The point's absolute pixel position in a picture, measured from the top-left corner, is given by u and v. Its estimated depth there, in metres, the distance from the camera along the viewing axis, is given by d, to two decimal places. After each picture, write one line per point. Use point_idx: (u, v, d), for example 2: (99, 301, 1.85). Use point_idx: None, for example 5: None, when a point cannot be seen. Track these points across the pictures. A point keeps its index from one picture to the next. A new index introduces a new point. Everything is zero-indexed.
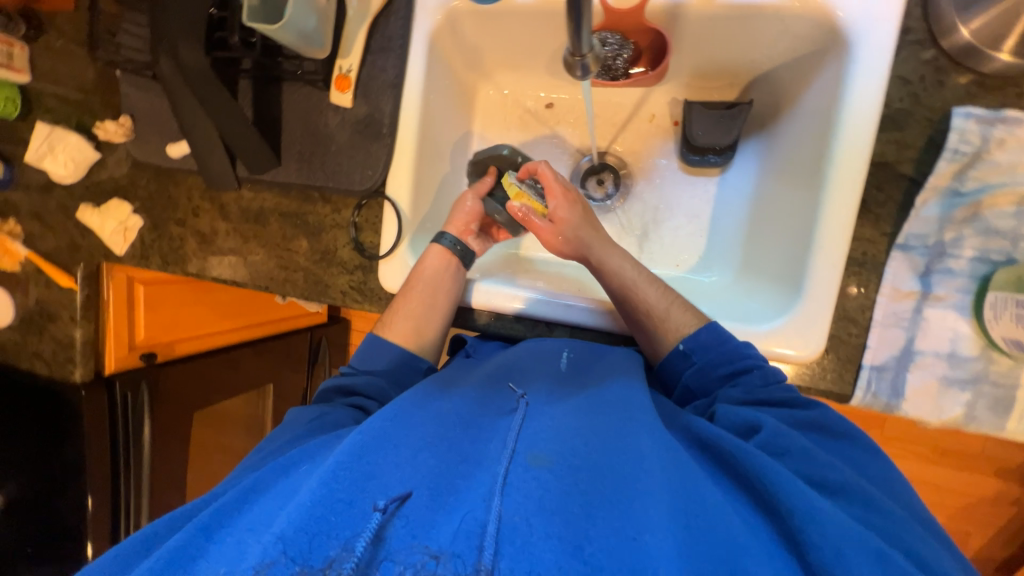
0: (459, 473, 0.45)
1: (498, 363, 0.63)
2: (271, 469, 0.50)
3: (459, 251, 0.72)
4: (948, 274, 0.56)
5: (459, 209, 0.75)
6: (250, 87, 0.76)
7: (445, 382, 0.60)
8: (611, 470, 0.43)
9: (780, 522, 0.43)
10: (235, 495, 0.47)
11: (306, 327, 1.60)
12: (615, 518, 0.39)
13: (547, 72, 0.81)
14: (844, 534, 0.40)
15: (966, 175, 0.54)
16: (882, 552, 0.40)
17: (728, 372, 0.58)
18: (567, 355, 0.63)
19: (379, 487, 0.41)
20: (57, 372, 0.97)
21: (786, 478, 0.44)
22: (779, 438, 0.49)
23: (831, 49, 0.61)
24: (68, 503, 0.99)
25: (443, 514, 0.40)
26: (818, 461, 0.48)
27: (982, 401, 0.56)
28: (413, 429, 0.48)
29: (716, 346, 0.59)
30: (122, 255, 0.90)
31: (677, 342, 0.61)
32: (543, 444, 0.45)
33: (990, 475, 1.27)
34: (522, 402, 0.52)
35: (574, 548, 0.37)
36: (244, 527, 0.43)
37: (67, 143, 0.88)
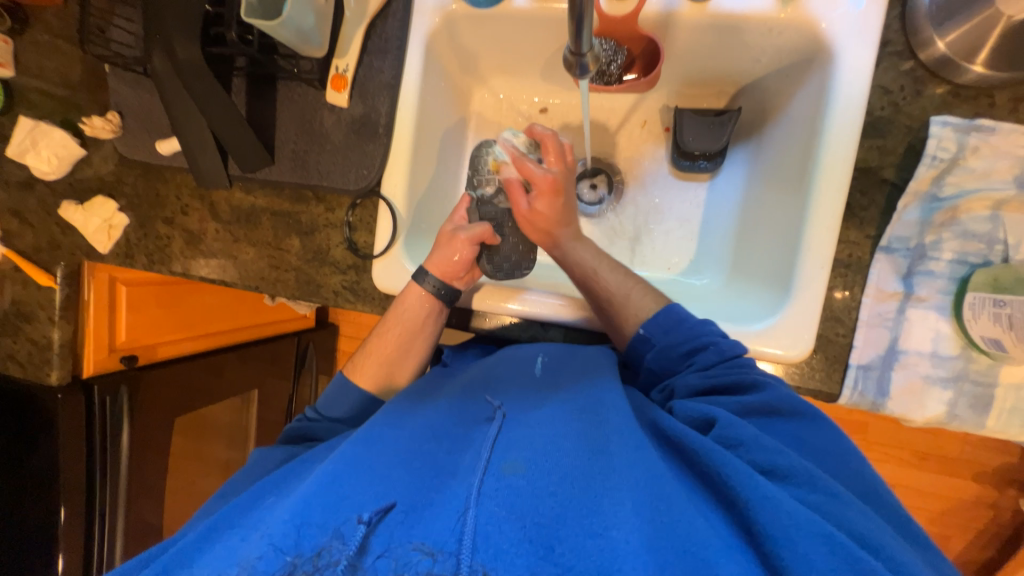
0: (433, 484, 0.43)
1: (475, 374, 0.63)
2: (235, 508, 0.49)
3: (442, 294, 0.69)
4: (929, 275, 0.58)
5: (448, 252, 0.68)
6: (244, 85, 0.76)
7: (421, 400, 0.59)
8: (580, 470, 0.42)
9: (740, 517, 0.41)
10: (197, 536, 0.46)
11: (293, 331, 1.58)
12: (585, 516, 0.38)
13: (542, 78, 0.82)
14: (796, 521, 0.38)
15: (944, 181, 0.57)
16: (828, 533, 0.37)
17: (685, 353, 0.59)
18: (542, 360, 0.62)
19: (352, 504, 0.40)
20: (31, 375, 0.94)
21: (738, 468, 0.42)
22: (730, 428, 0.47)
23: (815, 60, 0.63)
24: (39, 511, 0.94)
25: (418, 527, 0.38)
26: (769, 447, 0.46)
27: (963, 399, 0.58)
28: (388, 446, 0.48)
29: (675, 327, 0.60)
30: (106, 254, 0.88)
31: (636, 329, 0.62)
32: (518, 451, 0.44)
33: (968, 479, 1.30)
34: (498, 414, 0.51)
35: (545, 551, 0.36)
36: (206, 558, 0.40)
37: (50, 139, 0.85)
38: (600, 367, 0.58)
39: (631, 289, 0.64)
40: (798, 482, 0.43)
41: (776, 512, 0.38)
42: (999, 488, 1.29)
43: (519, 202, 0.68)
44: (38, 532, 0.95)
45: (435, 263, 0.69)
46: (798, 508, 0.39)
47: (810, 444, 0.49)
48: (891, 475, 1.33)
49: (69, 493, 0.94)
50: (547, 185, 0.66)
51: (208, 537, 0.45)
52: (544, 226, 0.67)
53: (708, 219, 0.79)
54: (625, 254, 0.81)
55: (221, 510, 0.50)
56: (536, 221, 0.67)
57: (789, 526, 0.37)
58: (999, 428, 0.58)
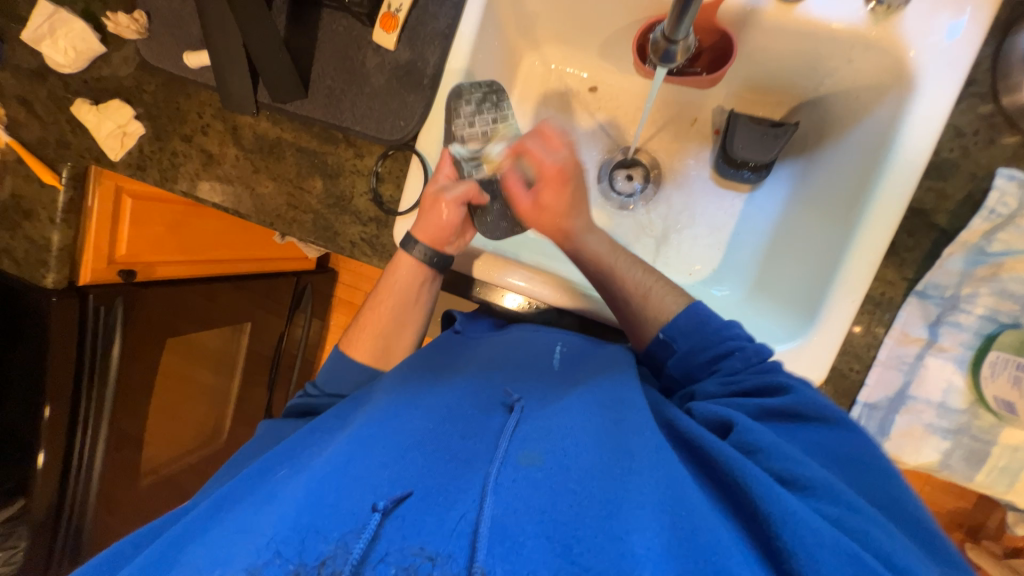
0: (450, 471, 0.42)
1: (493, 355, 0.61)
2: (246, 479, 0.48)
3: (435, 262, 0.68)
4: (956, 326, 0.58)
5: (434, 215, 0.66)
6: (286, 6, 0.71)
7: (434, 375, 0.58)
8: (599, 469, 0.41)
9: (759, 530, 0.41)
10: (210, 505, 0.45)
11: (293, 272, 1.55)
12: (602, 517, 0.37)
13: (599, 54, 0.78)
14: (821, 539, 0.38)
15: (994, 236, 0.56)
16: (855, 553, 0.37)
17: (708, 360, 0.59)
18: (560, 350, 0.62)
19: (366, 487, 0.40)
20: (27, 275, 0.92)
21: (760, 477, 0.42)
22: (748, 434, 0.48)
23: (893, 87, 0.60)
24: (25, 409, 0.94)
25: (431, 514, 0.37)
26: (787, 455, 0.46)
27: (958, 452, 0.59)
28: (402, 429, 0.47)
29: (695, 330, 0.60)
30: (116, 162, 0.84)
31: (655, 331, 0.62)
32: (534, 443, 0.44)
33: None
34: (516, 405, 0.49)
35: (562, 548, 0.35)
36: (219, 530, 0.40)
37: (69, 28, 0.80)
38: (619, 364, 0.58)
39: (649, 288, 0.64)
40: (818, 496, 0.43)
41: (798, 528, 0.38)
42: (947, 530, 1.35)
43: (520, 195, 0.66)
44: (20, 429, 0.95)
45: (425, 228, 0.67)
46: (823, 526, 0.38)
47: (835, 454, 0.49)
48: None
49: (54, 397, 0.94)
50: (556, 176, 0.65)
51: (221, 506, 0.44)
52: (551, 220, 0.66)
53: (741, 231, 0.77)
54: (649, 252, 0.80)
55: (230, 483, 0.48)
56: (541, 214, 0.66)
57: (811, 541, 0.37)
58: (986, 484, 0.59)
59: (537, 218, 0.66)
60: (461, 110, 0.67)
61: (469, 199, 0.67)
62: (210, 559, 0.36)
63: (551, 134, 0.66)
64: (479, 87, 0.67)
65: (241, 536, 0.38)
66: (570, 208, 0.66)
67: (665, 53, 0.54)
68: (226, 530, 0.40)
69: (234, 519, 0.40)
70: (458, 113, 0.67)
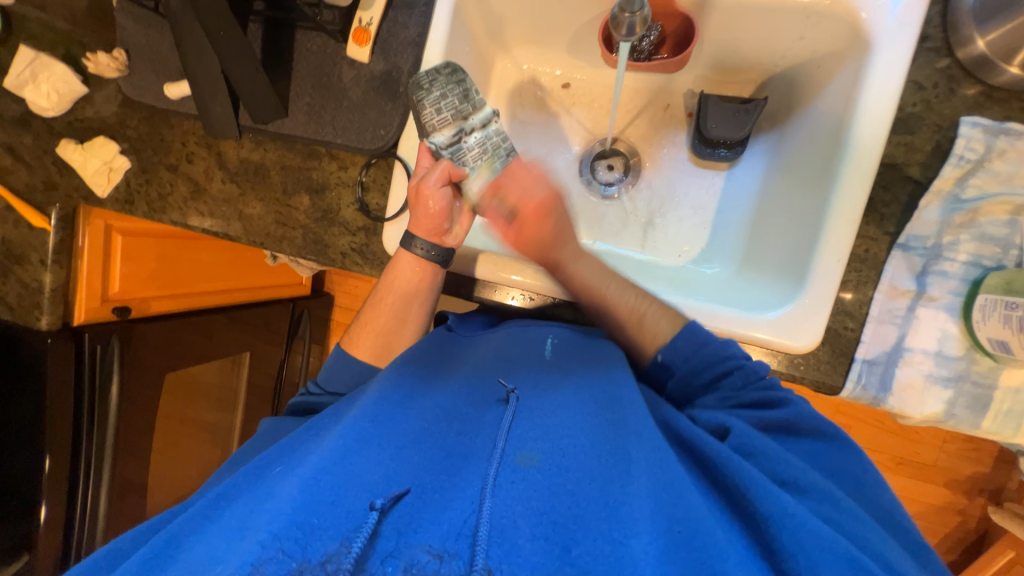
0: (448, 468, 0.43)
1: (488, 352, 0.61)
2: (245, 474, 0.48)
3: (435, 257, 0.67)
4: (942, 275, 0.59)
5: (423, 205, 0.65)
6: (261, 30, 0.74)
7: (429, 369, 0.58)
8: (596, 470, 0.42)
9: (756, 530, 0.42)
10: (205, 504, 0.45)
11: (288, 298, 1.55)
12: (603, 518, 0.37)
13: (567, 51, 0.80)
14: (818, 539, 0.39)
15: (967, 182, 0.57)
16: (852, 555, 0.39)
17: (708, 380, 0.59)
18: (551, 342, 0.61)
19: (362, 484, 0.39)
20: (20, 318, 0.92)
21: (761, 481, 0.43)
22: (747, 439, 0.49)
23: (852, 51, 0.62)
24: (25, 456, 0.93)
25: (429, 514, 0.38)
26: (784, 461, 0.47)
27: (962, 399, 0.59)
28: (396, 427, 0.47)
29: (694, 353, 0.58)
30: (104, 198, 0.85)
31: (654, 353, 0.61)
32: (531, 442, 0.44)
33: (941, 486, 1.34)
34: (512, 396, 0.49)
35: (560, 550, 0.35)
36: (218, 527, 0.40)
37: (51, 72, 0.81)
38: (611, 358, 0.58)
39: (645, 311, 0.62)
40: (816, 496, 0.45)
41: (797, 531, 0.39)
42: (967, 495, 1.34)
43: (501, 226, 0.65)
44: (22, 478, 0.94)
45: (419, 224, 0.66)
46: (821, 527, 0.40)
47: (822, 460, 0.52)
48: None
49: (54, 442, 0.93)
50: (535, 213, 0.62)
51: (218, 505, 0.44)
52: (537, 251, 0.63)
53: (724, 210, 0.79)
54: (637, 239, 0.81)
55: (230, 478, 0.48)
56: (526, 244, 0.63)
57: (810, 545, 0.39)
58: (994, 430, 0.59)
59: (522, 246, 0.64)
60: (426, 99, 0.66)
61: (451, 177, 0.65)
62: (207, 561, 0.36)
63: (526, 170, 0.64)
64: (435, 70, 0.66)
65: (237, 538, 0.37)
66: (555, 237, 0.63)
67: (625, 26, 0.58)
68: (222, 532, 0.39)
69: (232, 517, 0.40)
70: (423, 103, 0.66)
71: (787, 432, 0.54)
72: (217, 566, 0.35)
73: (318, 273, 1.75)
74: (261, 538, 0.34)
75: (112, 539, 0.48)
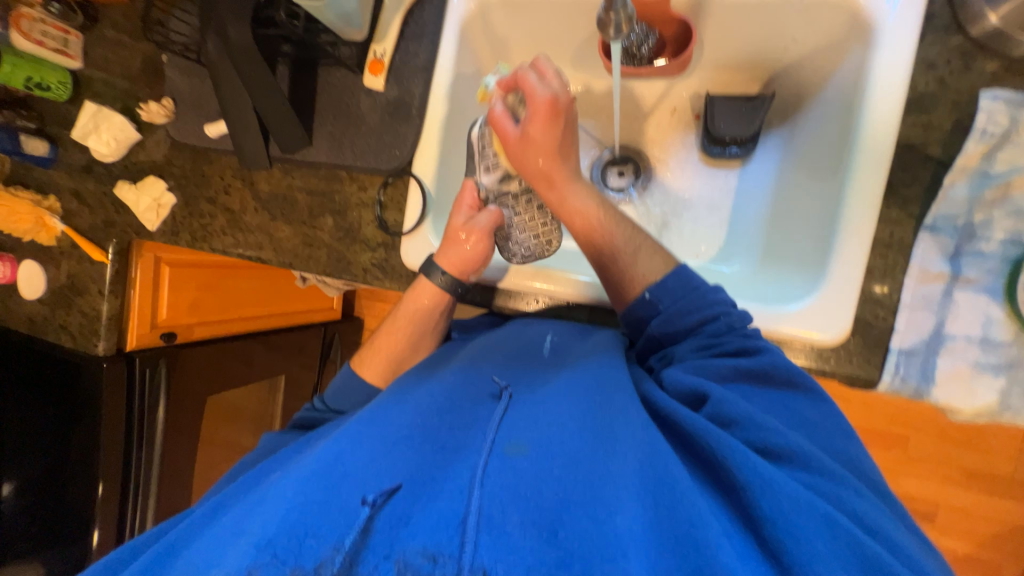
0: (439, 461, 0.44)
1: (478, 351, 0.63)
2: (240, 486, 0.52)
3: (457, 292, 0.71)
4: (979, 256, 0.55)
5: (461, 246, 0.69)
6: (288, 70, 0.81)
7: (425, 374, 0.60)
8: (582, 454, 0.42)
9: (737, 500, 0.40)
10: (205, 514, 0.48)
11: (321, 322, 1.61)
12: (587, 501, 0.38)
13: (571, 65, 0.83)
14: (797, 507, 0.37)
15: (995, 158, 0.54)
16: (832, 519, 0.37)
17: (694, 324, 0.56)
18: (550, 339, 0.63)
19: (353, 483, 0.40)
20: (80, 347, 1.00)
21: (738, 449, 0.41)
22: (724, 407, 0.46)
23: (855, 37, 0.62)
24: (81, 476, 1.00)
25: (420, 505, 0.38)
26: (764, 426, 0.45)
27: (1017, 389, 0.54)
28: (391, 424, 0.48)
29: (683, 293, 0.57)
30: (154, 231, 0.93)
31: (642, 292, 0.59)
32: (521, 431, 0.44)
33: (1022, 502, 1.20)
34: (505, 393, 0.50)
35: (548, 535, 0.36)
36: (215, 534, 0.42)
37: (111, 123, 0.92)
38: (607, 345, 0.58)
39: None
40: (800, 464, 0.43)
41: (778, 499, 0.38)
42: None
43: (508, 129, 0.63)
44: (78, 498, 1.00)
45: (448, 258, 0.70)
46: (798, 490, 0.39)
47: (806, 420, 0.49)
48: (932, 493, 1.25)
49: (107, 463, 0.99)
50: (545, 110, 0.60)
51: (213, 516, 0.47)
52: (536, 159, 0.62)
53: (739, 207, 0.77)
54: (652, 240, 0.80)
55: (228, 489, 0.52)
56: (528, 149, 0.62)
57: (792, 515, 0.37)
58: None
59: (523, 150, 0.62)
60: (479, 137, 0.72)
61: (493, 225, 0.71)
62: (208, 563, 0.37)
63: (545, 68, 0.62)
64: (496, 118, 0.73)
65: (235, 540, 0.38)
66: (559, 147, 0.61)
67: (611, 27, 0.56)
68: (224, 533, 0.41)
69: (229, 523, 0.42)
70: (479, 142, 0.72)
71: (762, 383, 0.52)
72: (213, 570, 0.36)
73: (348, 298, 1.81)
74: (255, 544, 0.36)
75: (124, 544, 0.51)
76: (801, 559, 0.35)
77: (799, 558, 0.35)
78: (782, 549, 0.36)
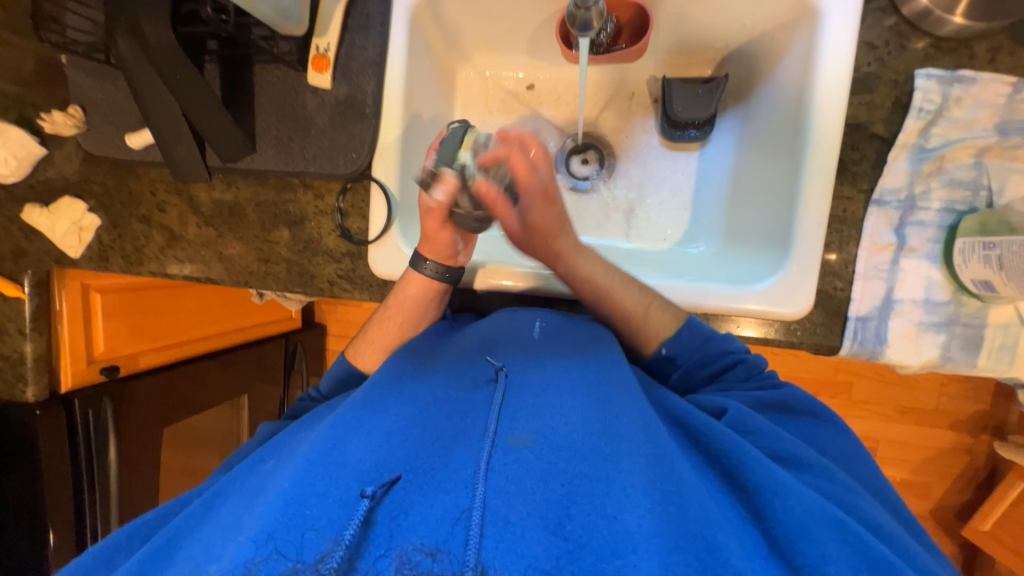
0: (437, 449, 0.42)
1: (475, 337, 0.61)
2: (235, 474, 0.48)
3: (446, 276, 0.67)
4: (919, 225, 0.61)
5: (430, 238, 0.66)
6: (218, 69, 0.73)
7: (420, 360, 0.58)
8: (587, 447, 0.41)
9: (747, 499, 0.43)
10: (202, 502, 0.45)
11: (281, 333, 1.52)
12: (596, 496, 0.38)
13: (527, 52, 0.80)
14: (808, 508, 0.40)
15: (930, 132, 0.60)
16: (842, 522, 0.40)
17: (712, 372, 0.60)
18: (540, 325, 0.62)
19: (351, 473, 0.39)
20: (5, 394, 0.88)
21: (754, 455, 0.45)
22: (746, 418, 0.51)
23: (802, 20, 0.64)
24: (28, 533, 0.90)
25: (422, 495, 0.38)
26: (781, 438, 0.50)
27: (955, 342, 0.61)
28: (388, 415, 0.46)
29: (697, 345, 0.60)
30: (78, 258, 0.83)
31: (657, 347, 0.61)
32: (523, 422, 0.43)
33: (946, 428, 1.36)
34: (501, 374, 0.50)
35: (555, 526, 0.36)
36: (212, 526, 0.40)
37: (6, 137, 0.79)
38: (603, 342, 0.58)
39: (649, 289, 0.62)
40: (815, 471, 0.47)
41: (786, 499, 0.40)
42: (973, 434, 1.36)
43: (509, 219, 0.63)
44: (25, 558, 0.91)
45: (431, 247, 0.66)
46: (809, 495, 0.42)
47: (824, 444, 0.54)
48: (872, 429, 1.40)
49: (56, 517, 0.90)
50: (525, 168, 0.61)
51: (213, 504, 0.45)
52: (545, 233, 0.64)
53: (702, 188, 0.79)
54: (621, 228, 0.81)
55: (224, 476, 0.49)
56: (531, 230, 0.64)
57: (800, 512, 0.40)
58: (990, 367, 0.61)
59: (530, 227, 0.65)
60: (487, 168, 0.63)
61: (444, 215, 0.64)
62: (206, 555, 0.36)
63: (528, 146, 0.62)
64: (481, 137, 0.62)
65: (231, 535, 0.36)
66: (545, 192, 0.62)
67: (580, 21, 0.56)
68: (214, 531, 0.39)
69: (225, 515, 0.40)
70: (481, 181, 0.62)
71: (781, 411, 0.57)
72: (208, 568, 0.34)
73: (307, 305, 1.71)
74: (253, 537, 0.35)
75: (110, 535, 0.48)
76: (811, 557, 0.37)
77: (805, 558, 0.37)
78: (791, 548, 0.38)
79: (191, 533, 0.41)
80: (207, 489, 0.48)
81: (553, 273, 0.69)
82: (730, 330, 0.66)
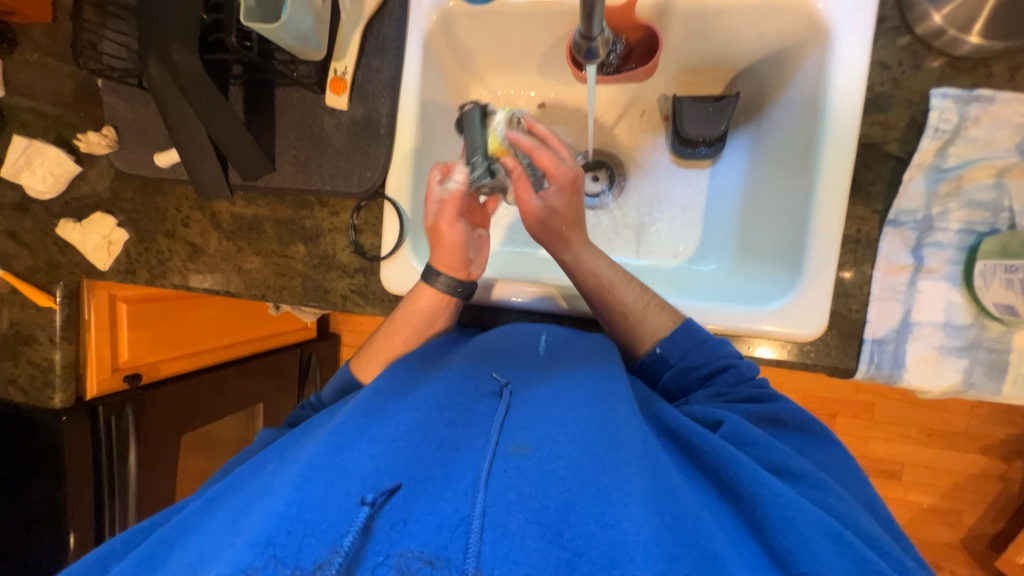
0: (439, 457, 0.43)
1: (476, 346, 0.62)
2: (236, 477, 0.50)
3: (458, 291, 0.68)
4: (937, 246, 0.59)
5: (443, 242, 0.67)
6: (242, 92, 0.76)
7: (423, 367, 0.59)
8: (587, 456, 0.41)
9: (744, 510, 0.42)
10: (202, 506, 0.46)
11: (297, 342, 1.55)
12: (594, 506, 0.37)
13: (539, 72, 0.82)
14: (806, 519, 0.39)
15: (947, 152, 0.59)
16: (836, 532, 0.39)
17: (704, 375, 0.59)
18: (545, 339, 0.62)
19: (353, 478, 0.39)
20: (34, 401, 0.92)
21: (748, 466, 0.44)
22: (742, 430, 0.49)
23: (814, 40, 0.64)
24: (50, 533, 0.93)
25: (422, 502, 0.38)
26: (779, 451, 0.48)
27: (978, 367, 0.59)
28: (391, 419, 0.47)
29: (692, 346, 0.59)
30: (106, 270, 0.86)
31: (652, 346, 0.61)
32: (524, 431, 0.44)
33: (976, 452, 1.30)
34: (505, 389, 0.50)
35: (554, 535, 0.36)
36: (212, 525, 0.41)
37: (45, 156, 0.84)
38: (602, 352, 0.58)
39: (652, 312, 0.62)
40: (809, 484, 0.46)
41: (781, 509, 0.40)
42: (1005, 460, 1.29)
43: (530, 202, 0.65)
44: (48, 558, 0.94)
45: (442, 259, 0.68)
46: (806, 507, 0.40)
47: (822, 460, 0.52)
48: (897, 453, 1.34)
49: (77, 519, 0.93)
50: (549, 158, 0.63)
51: (213, 506, 0.46)
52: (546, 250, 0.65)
53: (712, 204, 0.78)
54: (630, 246, 0.81)
55: (224, 481, 0.50)
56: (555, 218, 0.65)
57: (796, 526, 0.39)
58: (1016, 394, 0.59)
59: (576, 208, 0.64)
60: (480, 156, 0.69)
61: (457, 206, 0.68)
62: (208, 555, 0.37)
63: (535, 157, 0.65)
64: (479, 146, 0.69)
65: (232, 536, 0.37)
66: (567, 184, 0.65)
67: (586, 49, 0.56)
68: (215, 534, 0.39)
69: (228, 516, 0.41)
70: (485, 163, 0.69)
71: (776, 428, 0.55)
72: (211, 566, 0.35)
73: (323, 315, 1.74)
74: (254, 541, 0.35)
75: (110, 539, 0.49)
76: (809, 566, 0.37)
77: (805, 565, 0.37)
78: (789, 558, 0.37)
79: (193, 534, 0.42)
80: (207, 495, 0.49)
81: (560, 293, 0.70)
82: (742, 351, 0.65)
